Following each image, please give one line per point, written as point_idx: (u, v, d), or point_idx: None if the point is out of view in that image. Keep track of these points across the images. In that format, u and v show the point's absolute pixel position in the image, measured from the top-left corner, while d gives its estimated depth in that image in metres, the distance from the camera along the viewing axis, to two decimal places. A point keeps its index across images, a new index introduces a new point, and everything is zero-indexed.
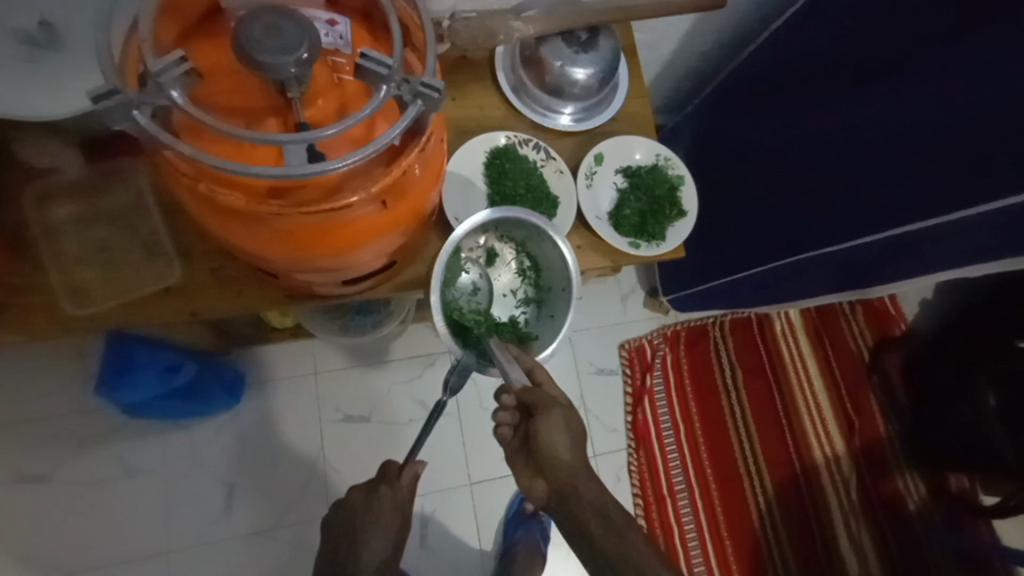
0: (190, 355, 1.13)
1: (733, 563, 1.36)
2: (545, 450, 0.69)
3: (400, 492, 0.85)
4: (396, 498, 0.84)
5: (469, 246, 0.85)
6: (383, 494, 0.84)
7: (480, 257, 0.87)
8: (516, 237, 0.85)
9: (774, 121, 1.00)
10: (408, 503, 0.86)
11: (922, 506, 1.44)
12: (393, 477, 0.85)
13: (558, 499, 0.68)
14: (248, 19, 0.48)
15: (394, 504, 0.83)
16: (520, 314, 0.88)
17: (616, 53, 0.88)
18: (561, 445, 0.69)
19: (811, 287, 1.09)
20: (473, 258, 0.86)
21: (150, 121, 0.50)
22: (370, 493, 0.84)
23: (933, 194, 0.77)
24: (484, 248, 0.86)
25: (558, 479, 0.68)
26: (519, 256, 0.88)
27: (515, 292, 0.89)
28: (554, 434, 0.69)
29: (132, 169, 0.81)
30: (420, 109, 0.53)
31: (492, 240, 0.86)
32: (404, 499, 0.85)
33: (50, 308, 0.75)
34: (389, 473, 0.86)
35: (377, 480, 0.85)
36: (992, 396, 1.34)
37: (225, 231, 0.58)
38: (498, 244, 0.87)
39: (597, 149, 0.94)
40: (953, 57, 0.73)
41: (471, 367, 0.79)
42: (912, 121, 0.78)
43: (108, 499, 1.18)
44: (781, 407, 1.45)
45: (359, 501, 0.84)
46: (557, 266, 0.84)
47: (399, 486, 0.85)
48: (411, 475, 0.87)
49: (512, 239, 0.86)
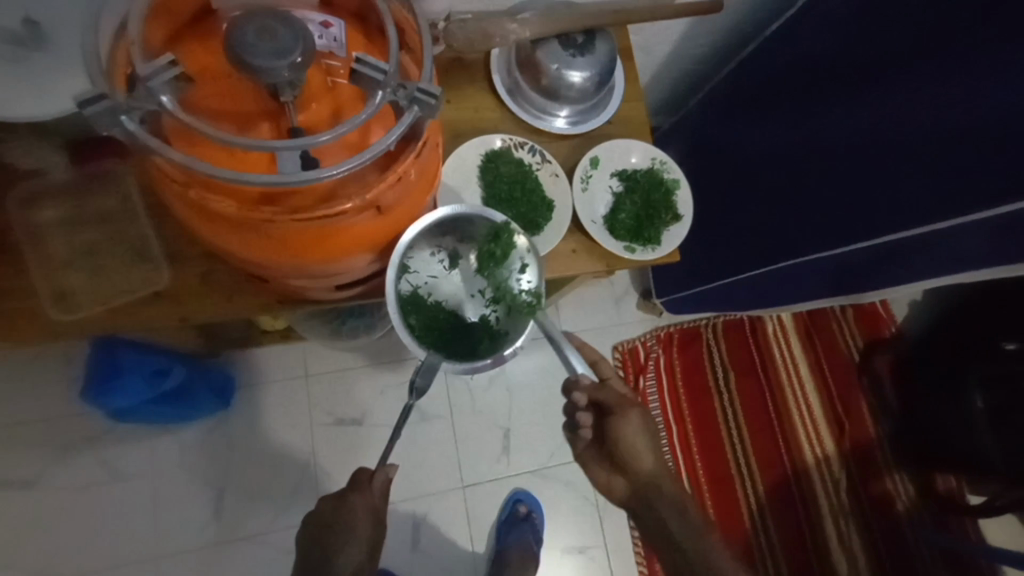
0: (178, 358, 1.13)
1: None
2: (624, 450, 0.81)
3: (372, 496, 0.83)
4: (369, 503, 0.82)
5: (430, 250, 0.80)
6: (354, 501, 0.82)
7: (444, 259, 0.82)
8: (477, 235, 0.80)
9: (769, 125, 1.00)
10: (382, 507, 0.84)
11: (910, 506, 1.46)
12: (365, 482, 0.83)
13: (639, 491, 0.83)
14: (240, 21, 0.47)
15: (367, 509, 0.81)
16: (492, 313, 0.82)
17: (612, 57, 0.87)
18: (639, 445, 0.81)
19: (803, 292, 1.09)
20: (436, 261, 0.82)
21: (139, 127, 0.49)
22: (340, 501, 0.82)
23: (929, 201, 0.77)
24: (447, 250, 0.81)
25: (637, 476, 0.82)
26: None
27: (484, 292, 0.84)
28: (631, 437, 0.81)
29: (119, 171, 0.79)
30: (417, 115, 0.53)
31: (454, 240, 0.81)
32: (377, 505, 0.83)
33: (36, 314, 0.73)
34: (359, 480, 0.84)
35: (348, 486, 0.83)
36: (979, 397, 1.33)
37: (215, 236, 0.57)
38: (460, 245, 0.82)
39: (592, 153, 0.93)
40: (950, 63, 0.73)
41: (439, 364, 0.75)
42: (908, 126, 0.78)
43: (95, 503, 1.17)
44: (772, 409, 1.46)
45: (330, 509, 0.82)
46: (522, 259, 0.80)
47: (372, 490, 0.83)
48: (383, 478, 0.84)
49: (474, 237, 0.81)
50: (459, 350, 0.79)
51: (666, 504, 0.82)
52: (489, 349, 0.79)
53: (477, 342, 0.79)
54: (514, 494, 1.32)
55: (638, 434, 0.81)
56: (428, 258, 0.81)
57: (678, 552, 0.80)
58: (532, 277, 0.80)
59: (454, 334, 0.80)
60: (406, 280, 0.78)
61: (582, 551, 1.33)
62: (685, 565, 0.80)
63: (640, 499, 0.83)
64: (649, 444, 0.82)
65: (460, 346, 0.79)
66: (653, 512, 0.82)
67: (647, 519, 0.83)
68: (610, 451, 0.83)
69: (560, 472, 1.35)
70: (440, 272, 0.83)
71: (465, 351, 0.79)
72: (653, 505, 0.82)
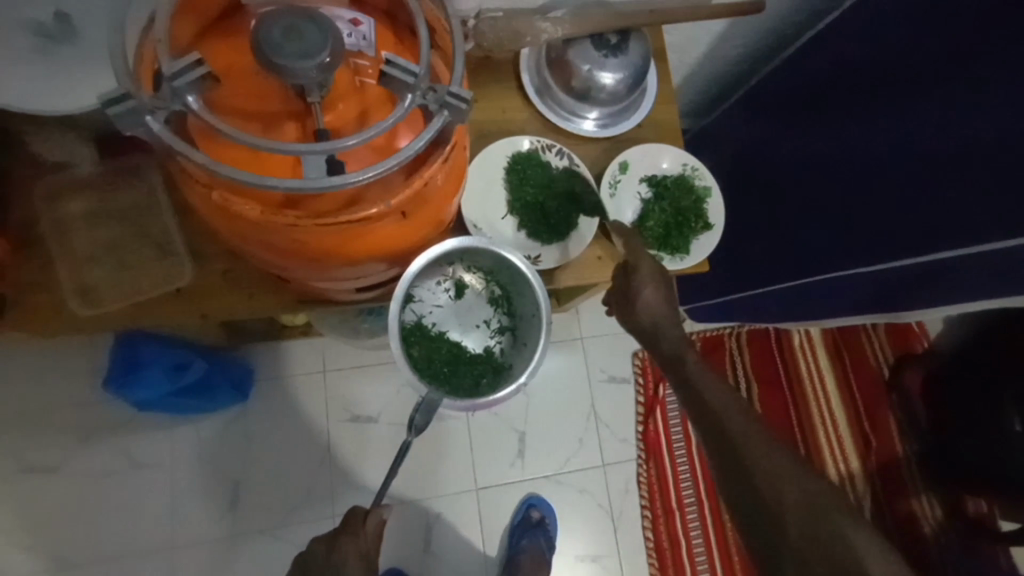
0: (200, 352, 1.15)
1: (736, 562, 1.34)
2: (638, 308, 0.78)
3: (364, 540, 0.80)
4: (360, 548, 0.79)
5: (435, 280, 0.85)
6: (345, 545, 0.79)
7: (449, 289, 0.86)
8: (482, 266, 0.82)
9: (806, 133, 0.96)
10: (373, 552, 0.81)
11: (937, 528, 1.41)
12: (358, 525, 0.81)
13: (648, 336, 0.79)
14: (269, 19, 0.46)
15: (358, 553, 0.78)
16: (496, 344, 0.87)
17: (647, 58, 0.84)
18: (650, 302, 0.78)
19: (836, 309, 1.05)
20: (440, 290, 0.86)
21: (164, 128, 0.48)
22: (332, 543, 0.80)
23: (978, 220, 0.73)
24: (453, 279, 0.85)
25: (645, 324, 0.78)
26: (489, 284, 0.85)
27: (490, 322, 0.87)
28: (643, 287, 0.78)
29: (145, 167, 0.78)
30: (446, 120, 0.51)
31: (459, 270, 0.84)
32: (370, 549, 0.80)
33: (58, 309, 0.74)
34: (352, 521, 0.81)
35: (341, 528, 0.80)
36: (1017, 419, 1.24)
37: (238, 237, 0.56)
38: (466, 275, 0.85)
39: (622, 158, 0.90)
40: (1007, 77, 0.70)
41: (439, 403, 0.76)
42: (960, 140, 0.74)
43: (113, 491, 1.18)
44: (795, 423, 1.42)
45: (320, 554, 0.79)
46: (524, 293, 0.81)
47: (364, 533, 0.80)
48: (377, 521, 0.81)
49: (479, 268, 0.83)
50: (460, 386, 0.82)
51: (718, 390, 0.73)
52: (491, 384, 0.83)
53: (481, 374, 0.84)
54: (527, 499, 1.30)
55: (653, 286, 0.78)
56: (433, 288, 0.86)
57: (729, 442, 0.69)
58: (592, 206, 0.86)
59: (457, 365, 0.85)
60: (411, 310, 0.85)
61: (595, 560, 1.31)
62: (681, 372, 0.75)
63: (681, 380, 0.75)
64: (659, 296, 0.78)
65: (463, 380, 0.83)
66: (699, 397, 0.73)
67: (690, 402, 0.74)
68: (624, 309, 0.79)
69: (574, 478, 1.33)
70: (444, 301, 0.87)
71: (467, 386, 0.82)
72: (697, 389, 0.73)
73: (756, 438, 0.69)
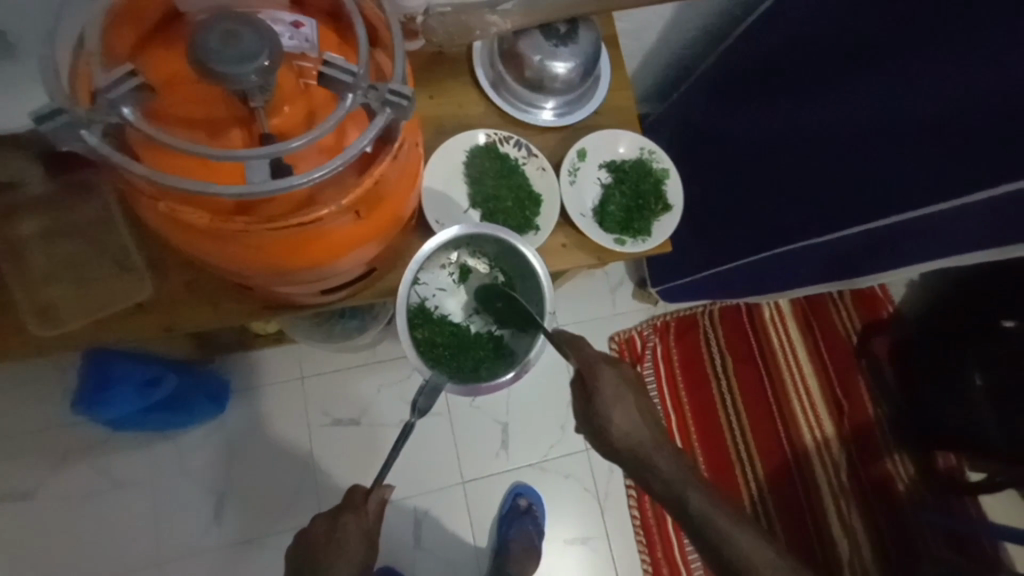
0: (172, 366, 1.12)
1: None
2: (610, 435, 0.72)
3: (366, 518, 0.80)
4: (362, 525, 0.79)
5: (439, 264, 0.81)
6: (347, 522, 0.79)
7: (453, 273, 0.82)
8: (486, 251, 0.78)
9: (760, 111, 0.99)
10: (376, 528, 0.81)
11: (911, 486, 1.46)
12: (359, 503, 0.81)
13: (637, 458, 0.74)
14: (205, 26, 0.46)
15: (360, 532, 0.79)
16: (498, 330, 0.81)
17: (598, 44, 0.86)
18: (621, 421, 0.72)
19: (800, 279, 1.08)
20: (445, 273, 0.83)
21: (100, 141, 0.49)
22: (334, 521, 0.80)
23: (926, 189, 0.76)
24: (456, 264, 0.82)
25: (630, 445, 0.73)
26: (494, 270, 0.80)
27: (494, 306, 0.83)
28: (611, 411, 0.71)
29: (99, 184, 0.77)
30: (390, 117, 0.51)
31: (463, 255, 0.80)
32: (370, 526, 0.81)
33: (16, 329, 0.72)
34: (354, 499, 0.81)
35: (341, 506, 0.81)
36: (978, 376, 1.31)
37: (192, 245, 0.56)
38: (471, 259, 0.81)
39: (580, 145, 0.92)
40: (942, 50, 0.73)
41: (442, 387, 0.74)
42: (904, 111, 0.77)
43: (96, 512, 1.17)
44: (769, 393, 1.46)
45: (322, 531, 0.79)
46: (526, 281, 0.76)
47: (365, 511, 0.81)
48: (377, 500, 0.82)
49: (485, 254, 0.79)
50: (460, 369, 0.78)
51: (725, 520, 0.74)
52: (490, 369, 0.78)
53: (481, 358, 0.79)
54: (514, 488, 1.32)
55: (622, 407, 0.72)
56: (437, 272, 0.82)
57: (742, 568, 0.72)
58: (546, 210, 0.89)
59: (460, 350, 0.80)
60: (414, 292, 0.82)
61: (585, 541, 1.34)
62: (669, 488, 0.74)
63: (700, 523, 0.73)
64: (625, 406, 0.72)
65: (462, 364, 0.79)
66: (707, 536, 0.73)
67: (705, 545, 0.74)
68: (600, 441, 0.74)
69: (559, 464, 1.35)
70: (448, 285, 0.84)
71: (467, 371, 0.78)
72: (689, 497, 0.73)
73: (765, 552, 0.73)
